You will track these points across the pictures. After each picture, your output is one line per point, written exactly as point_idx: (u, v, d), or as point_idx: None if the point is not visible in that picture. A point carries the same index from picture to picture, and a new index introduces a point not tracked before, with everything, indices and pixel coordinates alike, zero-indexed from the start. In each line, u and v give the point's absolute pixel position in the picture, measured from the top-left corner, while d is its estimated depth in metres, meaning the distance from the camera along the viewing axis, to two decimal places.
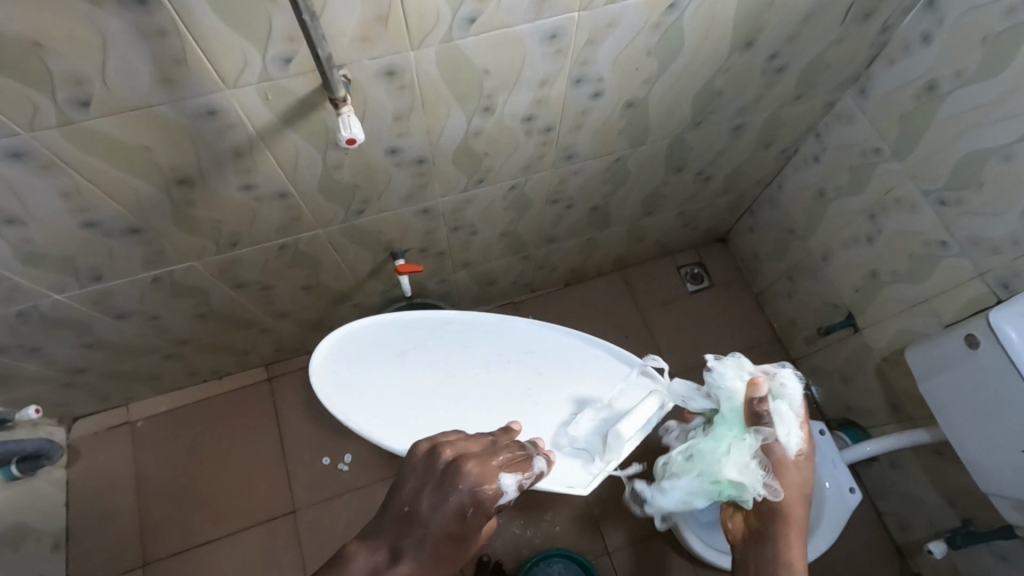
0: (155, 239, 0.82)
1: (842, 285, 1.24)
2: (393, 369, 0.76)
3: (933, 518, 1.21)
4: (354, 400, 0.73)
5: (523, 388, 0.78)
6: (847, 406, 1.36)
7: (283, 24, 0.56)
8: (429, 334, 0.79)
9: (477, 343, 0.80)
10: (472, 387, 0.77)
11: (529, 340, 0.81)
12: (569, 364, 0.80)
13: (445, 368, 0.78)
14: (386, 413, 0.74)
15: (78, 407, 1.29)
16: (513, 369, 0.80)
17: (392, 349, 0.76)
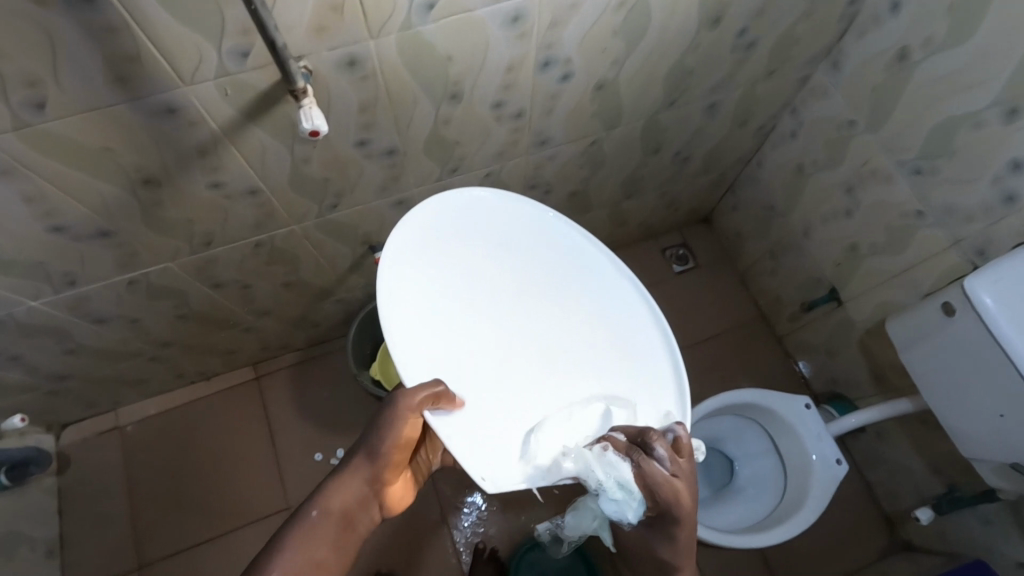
0: (127, 241, 0.81)
1: (823, 260, 1.25)
2: (464, 259, 0.72)
3: (920, 485, 1.22)
4: (410, 265, 0.69)
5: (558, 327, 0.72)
6: (833, 380, 1.37)
7: (236, 17, 0.55)
8: (537, 246, 0.76)
9: (564, 282, 0.75)
10: (508, 313, 0.71)
11: (606, 281, 0.76)
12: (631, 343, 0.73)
13: (519, 290, 0.73)
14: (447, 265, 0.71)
15: (65, 414, 1.28)
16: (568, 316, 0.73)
17: (469, 241, 0.73)
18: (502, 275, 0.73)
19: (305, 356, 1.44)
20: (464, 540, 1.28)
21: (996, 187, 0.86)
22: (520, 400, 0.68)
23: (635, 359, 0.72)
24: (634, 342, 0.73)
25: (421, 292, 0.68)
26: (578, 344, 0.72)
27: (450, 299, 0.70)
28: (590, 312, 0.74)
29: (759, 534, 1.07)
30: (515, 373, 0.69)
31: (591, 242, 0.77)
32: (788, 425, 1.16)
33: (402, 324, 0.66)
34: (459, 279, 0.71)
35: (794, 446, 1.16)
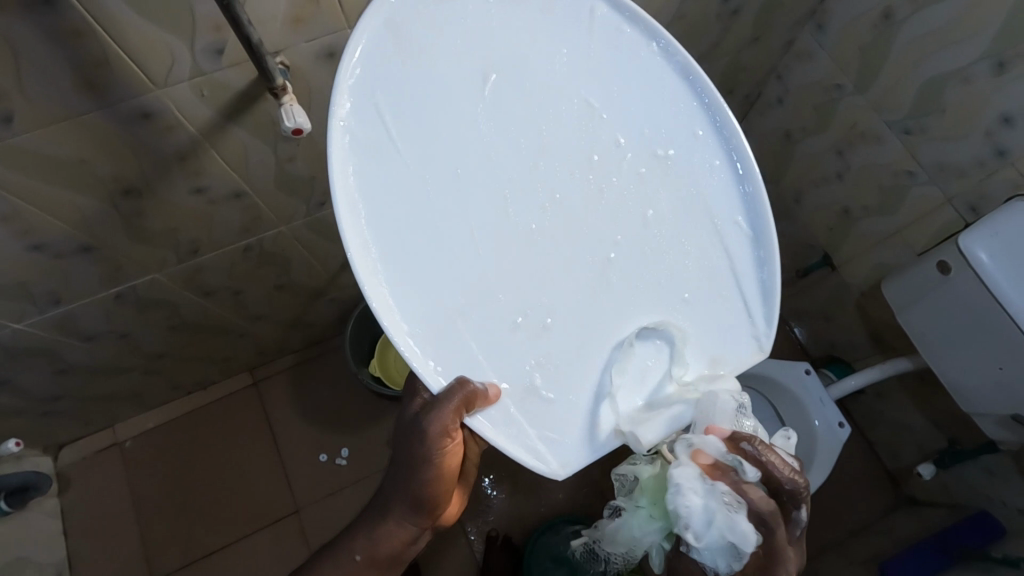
0: (110, 255, 0.78)
1: (816, 226, 1.25)
2: (443, 101, 0.52)
3: (921, 442, 1.24)
4: (374, 160, 0.49)
5: (597, 208, 0.56)
6: (830, 344, 1.38)
7: (207, 14, 0.53)
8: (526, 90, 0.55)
9: (578, 131, 0.56)
10: (530, 189, 0.55)
11: (642, 83, 0.58)
12: (690, 200, 0.58)
13: (530, 154, 0.55)
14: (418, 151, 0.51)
15: (61, 434, 1.26)
16: (606, 186, 0.57)
17: (444, 74, 0.52)
18: (502, 111, 0.54)
19: (302, 358, 1.42)
20: (477, 529, 1.29)
21: (987, 140, 0.86)
22: (566, 307, 0.55)
23: (700, 193, 0.58)
24: (694, 171, 0.58)
25: (399, 192, 0.50)
26: (623, 202, 0.57)
27: (443, 176, 0.52)
28: (629, 151, 0.57)
29: None
30: (552, 272, 0.55)
31: (603, 71, 0.57)
32: (790, 391, 1.17)
33: (393, 262, 0.50)
34: (447, 137, 0.52)
35: (797, 412, 1.17)
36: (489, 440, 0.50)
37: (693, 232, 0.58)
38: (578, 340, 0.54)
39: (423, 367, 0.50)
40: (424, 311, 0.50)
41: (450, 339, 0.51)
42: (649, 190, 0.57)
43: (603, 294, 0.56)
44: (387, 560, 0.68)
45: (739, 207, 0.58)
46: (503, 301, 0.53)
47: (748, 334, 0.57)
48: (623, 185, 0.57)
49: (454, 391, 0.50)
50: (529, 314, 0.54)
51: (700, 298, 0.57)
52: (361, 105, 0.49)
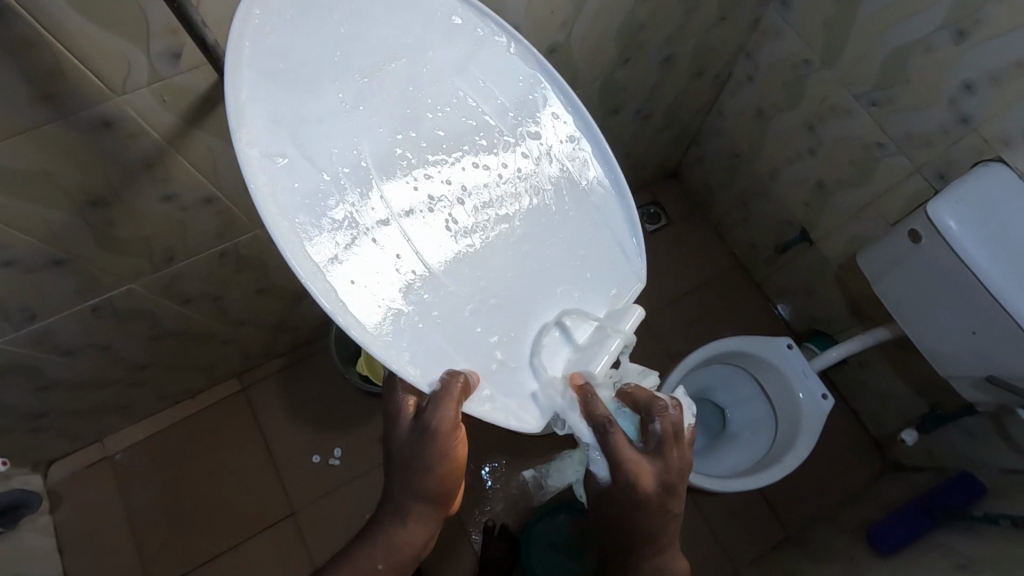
0: (83, 267, 0.78)
1: (793, 202, 1.26)
2: (334, 98, 0.50)
3: (904, 408, 1.27)
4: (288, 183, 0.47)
5: (507, 197, 0.59)
6: (813, 318, 1.39)
7: (160, 17, 0.52)
8: (417, 86, 0.54)
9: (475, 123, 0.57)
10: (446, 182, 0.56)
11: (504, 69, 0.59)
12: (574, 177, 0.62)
13: (439, 149, 0.55)
14: (331, 158, 0.49)
15: (49, 450, 1.25)
16: (510, 176, 0.59)
17: (322, 76, 0.49)
18: (398, 104, 0.53)
19: (289, 361, 1.42)
20: (474, 520, 1.30)
21: (951, 109, 0.87)
22: (486, 280, 0.56)
23: (573, 161, 0.62)
24: (562, 141, 0.62)
25: (327, 208, 0.48)
26: (518, 183, 0.59)
27: (359, 180, 0.50)
28: (517, 139, 0.60)
29: (757, 476, 1.10)
30: (478, 259, 0.56)
31: (475, 61, 0.57)
32: (774, 366, 1.18)
33: (343, 285, 0.48)
34: (348, 140, 0.50)
35: (782, 386, 1.19)
36: (483, 418, 0.53)
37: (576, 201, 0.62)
38: (501, 309, 0.57)
39: (412, 375, 0.50)
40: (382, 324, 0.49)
41: (422, 342, 0.51)
42: (531, 169, 0.60)
43: (513, 268, 0.58)
44: (411, 563, 0.67)
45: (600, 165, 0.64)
46: (442, 291, 0.53)
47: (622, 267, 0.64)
48: (515, 167, 0.59)
49: (448, 386, 0.51)
50: (478, 303, 0.55)
51: (588, 258, 0.62)
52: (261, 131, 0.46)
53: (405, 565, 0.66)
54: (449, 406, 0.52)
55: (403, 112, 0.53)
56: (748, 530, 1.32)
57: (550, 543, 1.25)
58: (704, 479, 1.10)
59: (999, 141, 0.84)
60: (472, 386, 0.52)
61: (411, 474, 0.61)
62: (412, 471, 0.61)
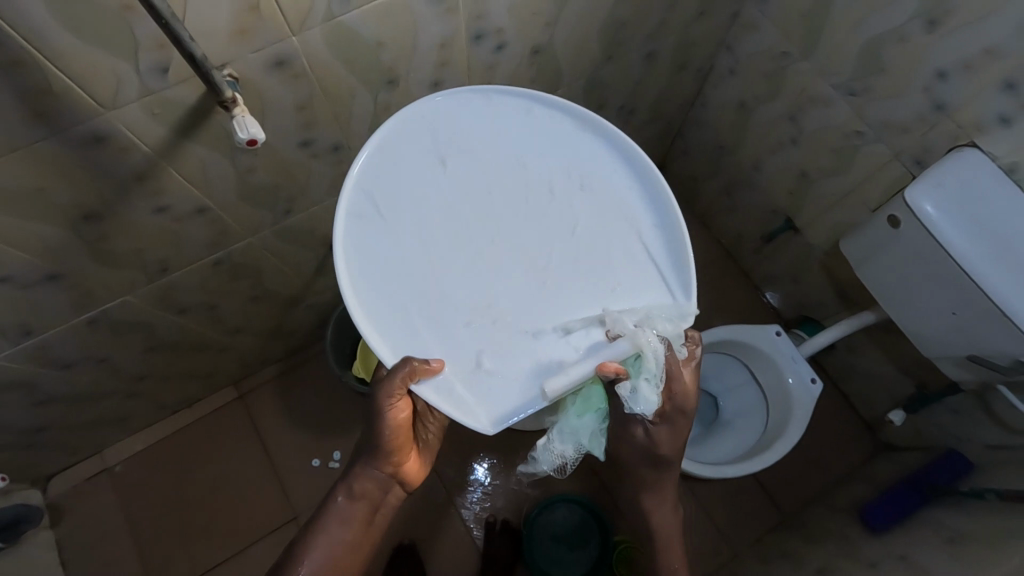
0: (78, 281, 0.78)
1: (777, 191, 1.28)
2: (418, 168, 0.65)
3: (892, 390, 1.29)
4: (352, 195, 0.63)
5: (540, 241, 0.66)
6: (801, 304, 1.42)
7: (148, 32, 0.53)
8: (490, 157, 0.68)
9: (523, 182, 0.67)
10: (486, 231, 0.65)
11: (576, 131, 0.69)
12: (623, 223, 0.67)
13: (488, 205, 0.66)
14: (402, 212, 0.64)
15: (49, 465, 1.25)
16: (545, 221, 0.67)
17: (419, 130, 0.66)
18: (469, 174, 0.67)
19: (285, 367, 1.42)
20: (474, 517, 1.31)
21: (926, 96, 0.89)
22: (510, 304, 0.63)
23: (627, 213, 0.67)
24: (619, 195, 0.68)
25: (385, 238, 0.63)
26: (556, 225, 0.67)
27: (418, 225, 0.64)
28: (573, 193, 0.68)
29: (751, 461, 1.12)
30: (505, 293, 0.64)
31: (549, 134, 0.69)
32: (763, 354, 1.20)
33: (370, 290, 0.61)
34: (419, 195, 0.65)
35: (772, 373, 1.21)
36: (432, 403, 0.58)
37: (619, 234, 0.67)
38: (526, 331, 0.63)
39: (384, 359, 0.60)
40: (385, 311, 0.61)
41: (424, 336, 0.61)
42: (575, 213, 0.67)
43: (538, 293, 0.64)
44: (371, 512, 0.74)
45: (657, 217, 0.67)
46: (462, 307, 0.63)
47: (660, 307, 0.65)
48: (554, 204, 0.67)
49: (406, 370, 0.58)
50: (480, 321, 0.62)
51: (622, 290, 0.65)
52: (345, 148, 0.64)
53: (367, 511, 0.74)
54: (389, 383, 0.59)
55: (471, 180, 0.66)
56: (744, 515, 1.35)
57: (550, 534, 1.28)
58: (698, 466, 1.12)
59: (973, 127, 0.86)
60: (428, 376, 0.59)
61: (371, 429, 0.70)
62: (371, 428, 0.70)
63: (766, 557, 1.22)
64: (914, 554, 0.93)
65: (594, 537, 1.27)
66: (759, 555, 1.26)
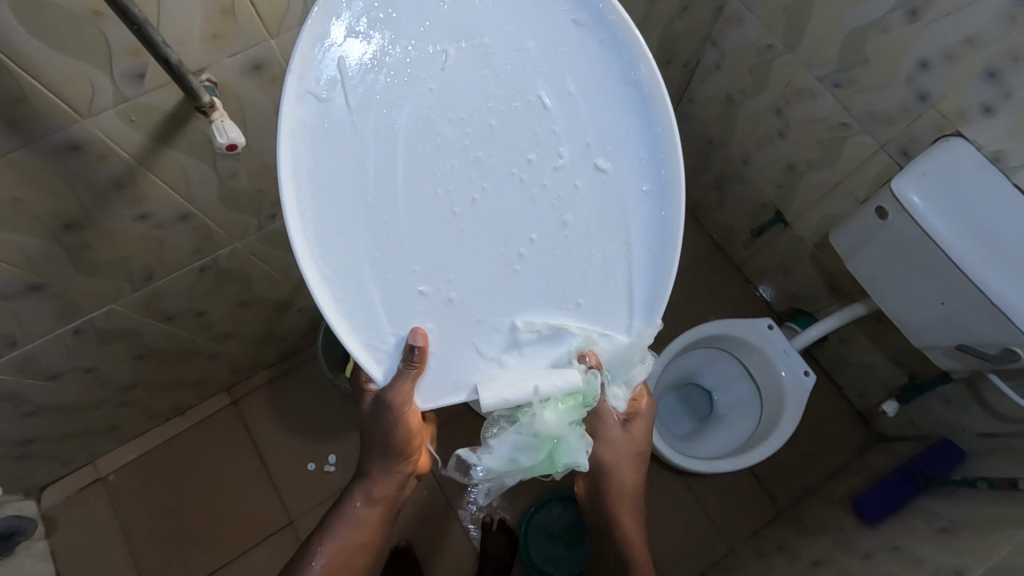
0: (61, 291, 0.77)
1: (766, 184, 1.28)
2: (396, 77, 0.56)
3: (885, 380, 1.30)
4: (325, 136, 0.55)
5: (506, 193, 0.60)
6: (793, 297, 1.42)
7: (121, 38, 0.53)
8: (479, 77, 0.58)
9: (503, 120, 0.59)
10: (452, 175, 0.59)
11: (602, 101, 0.60)
12: (611, 189, 0.60)
13: (461, 142, 0.59)
14: (367, 130, 0.56)
15: (41, 476, 1.24)
16: (518, 169, 0.60)
17: (420, 74, 0.57)
18: (453, 95, 0.58)
19: (277, 372, 1.42)
20: (471, 517, 1.31)
21: (910, 87, 0.89)
22: (476, 294, 0.60)
23: (619, 181, 0.60)
24: (617, 155, 0.60)
25: (343, 154, 0.56)
26: (531, 178, 0.60)
27: (384, 145, 0.57)
28: (563, 141, 0.60)
29: (745, 456, 1.12)
30: (461, 251, 0.60)
31: (557, 61, 0.59)
32: (756, 348, 1.20)
33: (321, 215, 0.56)
34: (390, 110, 0.57)
35: (765, 366, 1.21)
36: (363, 365, 0.58)
37: (613, 233, 0.61)
38: (485, 326, 0.60)
39: (353, 340, 0.57)
40: (345, 274, 0.57)
41: (382, 315, 0.58)
42: (560, 168, 0.60)
43: (508, 287, 0.60)
44: (387, 512, 0.74)
45: (660, 233, 0.60)
46: (415, 263, 0.59)
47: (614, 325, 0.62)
48: (551, 184, 0.60)
49: (404, 366, 0.58)
50: (433, 287, 0.59)
51: (589, 294, 0.61)
52: (322, 78, 0.55)
53: (381, 513, 0.73)
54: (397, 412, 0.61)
55: (451, 105, 0.58)
56: (740, 508, 1.36)
57: (548, 533, 1.28)
58: (692, 462, 1.12)
59: (957, 116, 0.86)
60: (392, 348, 0.59)
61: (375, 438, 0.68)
62: (375, 437, 0.67)
63: (763, 550, 1.23)
64: (907, 544, 0.93)
65: None
66: (756, 548, 1.26)
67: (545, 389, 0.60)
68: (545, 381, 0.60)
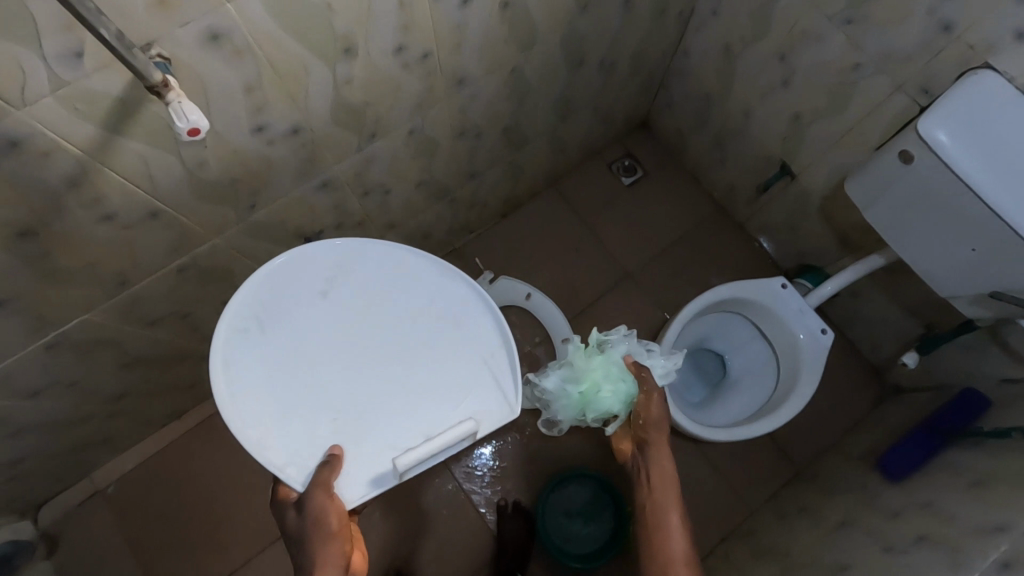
0: (26, 305, 0.71)
1: (770, 137, 1.22)
2: (296, 304, 0.68)
3: (899, 332, 1.26)
4: (246, 346, 0.66)
5: (394, 368, 0.70)
6: (801, 254, 1.38)
7: (49, 12, 0.45)
8: (358, 293, 0.71)
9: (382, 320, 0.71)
10: (350, 362, 0.69)
11: (449, 298, 0.72)
12: (468, 352, 0.71)
13: (351, 341, 0.70)
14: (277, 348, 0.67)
15: (36, 494, 1.19)
16: (401, 349, 0.71)
17: (315, 298, 0.69)
18: (343, 309, 0.70)
19: None
20: (485, 501, 1.28)
21: (931, 19, 0.82)
22: (376, 413, 0.69)
23: (474, 348, 0.71)
24: (471, 331, 0.72)
25: (260, 369, 0.66)
26: (409, 355, 0.71)
27: (291, 356, 0.68)
28: (427, 326, 0.72)
29: (766, 420, 1.09)
30: (365, 416, 0.69)
31: (411, 275, 0.72)
32: (769, 309, 1.15)
33: (249, 414, 0.65)
34: (294, 328, 0.68)
35: (779, 328, 1.16)
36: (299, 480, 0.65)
37: (466, 345, 0.72)
38: (391, 430, 0.69)
39: (273, 464, 0.65)
40: (277, 449, 0.65)
41: (302, 441, 0.66)
42: (427, 348, 0.71)
43: (406, 432, 0.69)
44: None
45: (498, 335, 0.72)
46: (329, 429, 0.67)
47: (501, 407, 0.70)
48: (425, 359, 0.71)
49: (324, 463, 0.65)
50: (348, 444, 0.67)
51: (464, 391, 0.70)
52: (243, 311, 0.66)
53: None
54: (325, 500, 0.64)
55: (342, 319, 0.70)
56: (757, 471, 1.34)
57: (565, 512, 1.25)
58: (713, 432, 1.08)
59: (984, 47, 0.79)
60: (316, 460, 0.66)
61: (301, 535, 0.65)
62: (301, 532, 0.65)
63: (783, 512, 1.21)
64: (939, 501, 0.91)
65: (608, 511, 1.25)
66: (777, 510, 1.25)
67: (450, 440, 0.67)
68: (448, 436, 0.67)
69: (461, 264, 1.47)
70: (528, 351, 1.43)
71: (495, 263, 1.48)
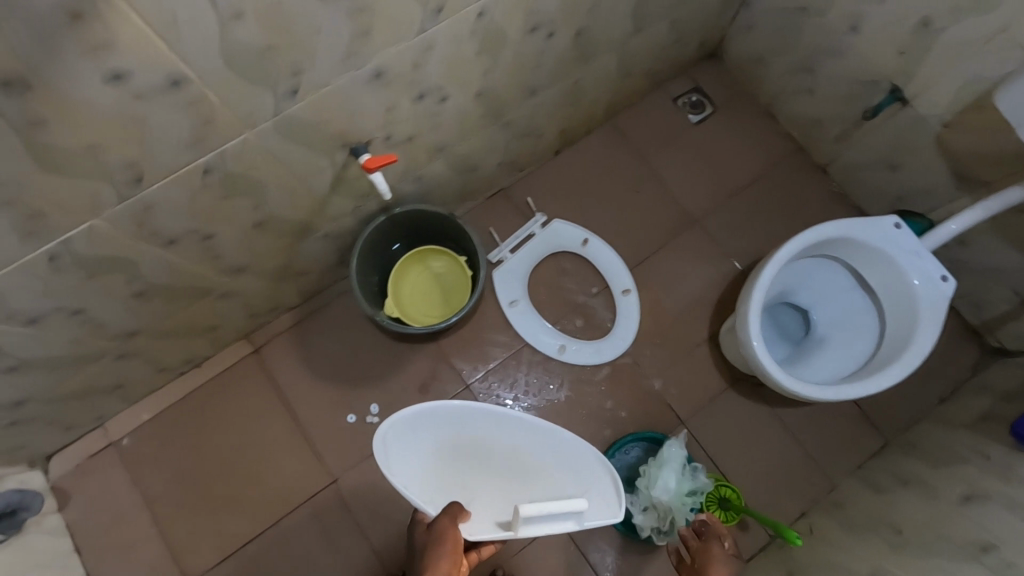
0: (19, 197, 0.57)
1: (881, 52, 1.05)
2: (444, 423, 0.68)
3: (1016, 285, 1.11)
4: (405, 439, 0.63)
5: (513, 482, 0.71)
6: (898, 197, 1.21)
7: None
8: (495, 431, 0.71)
9: (506, 445, 0.72)
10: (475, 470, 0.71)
11: (570, 449, 0.72)
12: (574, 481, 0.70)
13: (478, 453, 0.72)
14: (421, 446, 0.66)
15: (42, 444, 1.07)
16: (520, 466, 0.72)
17: (463, 422, 0.69)
18: (474, 434, 0.71)
19: (302, 314, 1.23)
20: None
21: None
22: (499, 496, 0.70)
23: (580, 475, 0.71)
24: (580, 466, 0.72)
25: (408, 452, 0.64)
26: (529, 473, 0.71)
27: (429, 453, 0.68)
28: (543, 459, 0.72)
29: (876, 378, 0.94)
30: (483, 501, 0.70)
31: (544, 428, 0.71)
32: (878, 251, 1.00)
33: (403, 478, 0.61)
34: (435, 431, 0.68)
35: (887, 274, 1.00)
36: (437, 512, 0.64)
37: (583, 469, 0.72)
38: (512, 497, 0.70)
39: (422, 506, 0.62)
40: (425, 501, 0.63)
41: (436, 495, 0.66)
42: (545, 472, 0.71)
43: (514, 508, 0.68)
44: None
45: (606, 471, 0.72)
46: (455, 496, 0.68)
47: (605, 512, 0.67)
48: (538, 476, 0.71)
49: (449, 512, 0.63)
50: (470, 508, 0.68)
51: (577, 488, 0.70)
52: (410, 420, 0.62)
53: None
54: (449, 527, 0.62)
55: (471, 440, 0.71)
56: (840, 439, 1.20)
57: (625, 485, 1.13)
58: (813, 388, 0.95)
59: None
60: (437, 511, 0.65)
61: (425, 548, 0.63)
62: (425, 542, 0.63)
63: (877, 484, 1.07)
64: None
65: None
66: (867, 481, 1.11)
67: (564, 505, 0.64)
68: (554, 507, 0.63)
69: (510, 206, 1.30)
70: (583, 302, 1.26)
71: (546, 205, 1.31)
